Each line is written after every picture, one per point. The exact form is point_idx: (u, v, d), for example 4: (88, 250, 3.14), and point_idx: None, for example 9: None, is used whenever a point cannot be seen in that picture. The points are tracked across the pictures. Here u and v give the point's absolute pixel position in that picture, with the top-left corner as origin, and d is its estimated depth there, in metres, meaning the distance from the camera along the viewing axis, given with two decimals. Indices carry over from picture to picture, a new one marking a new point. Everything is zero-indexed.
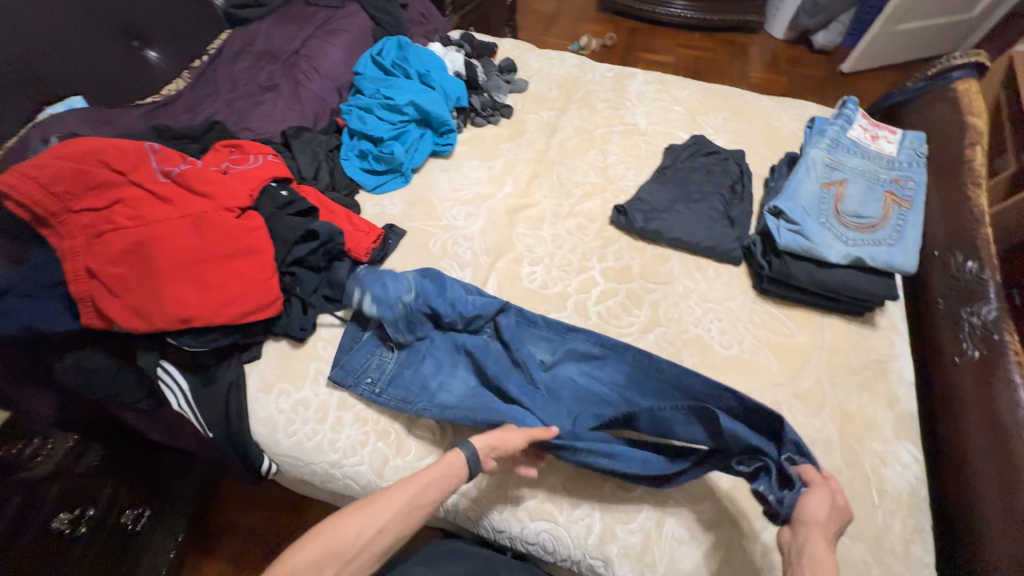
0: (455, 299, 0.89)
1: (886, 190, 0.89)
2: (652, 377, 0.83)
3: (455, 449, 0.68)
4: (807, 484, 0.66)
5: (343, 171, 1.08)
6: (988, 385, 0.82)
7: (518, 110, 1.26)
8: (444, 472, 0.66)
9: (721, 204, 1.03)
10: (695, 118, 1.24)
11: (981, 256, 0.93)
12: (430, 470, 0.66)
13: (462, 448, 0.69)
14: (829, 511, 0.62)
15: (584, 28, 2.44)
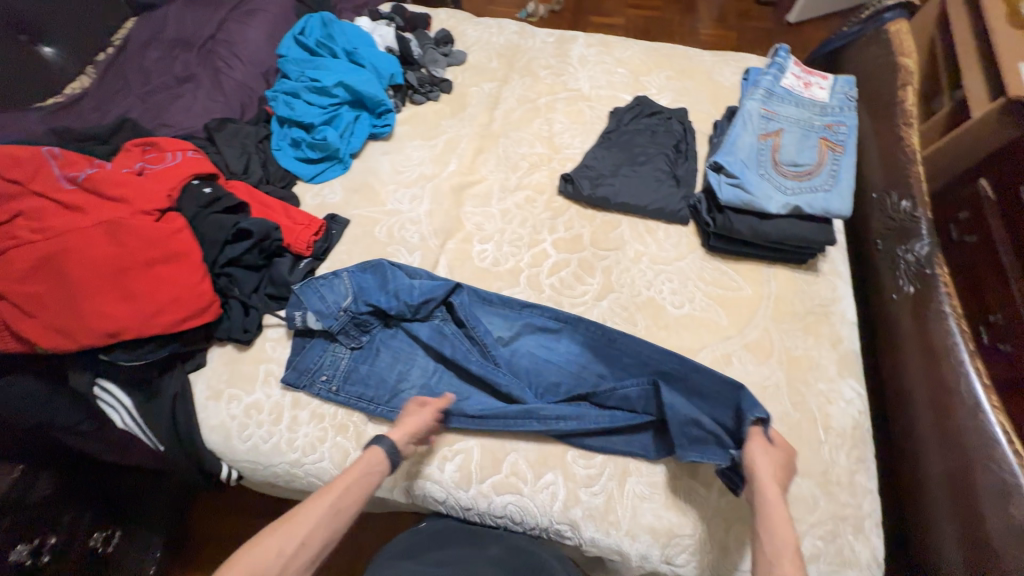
0: (401, 286, 0.87)
1: (820, 136, 0.90)
2: (606, 347, 0.85)
3: (371, 448, 0.68)
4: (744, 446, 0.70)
5: (276, 162, 1.03)
6: (923, 319, 0.86)
7: (458, 84, 1.22)
8: (367, 470, 0.66)
9: (667, 164, 1.03)
10: (638, 79, 1.22)
11: (914, 193, 0.96)
12: (351, 471, 0.65)
13: (379, 445, 0.69)
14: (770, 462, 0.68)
15: None
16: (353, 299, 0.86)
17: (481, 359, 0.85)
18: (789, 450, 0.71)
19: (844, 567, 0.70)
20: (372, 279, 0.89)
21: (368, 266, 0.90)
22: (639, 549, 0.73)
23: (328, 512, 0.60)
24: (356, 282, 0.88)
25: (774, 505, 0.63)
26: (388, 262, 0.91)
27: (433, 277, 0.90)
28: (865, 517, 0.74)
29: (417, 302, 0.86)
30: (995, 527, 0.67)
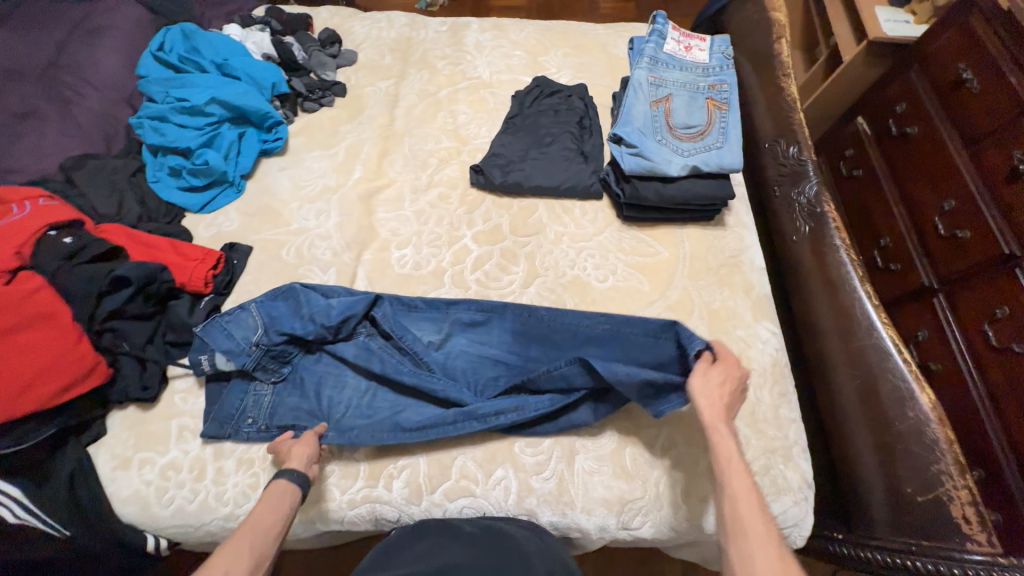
0: (319, 309, 0.82)
1: (706, 97, 0.94)
2: (535, 325, 0.85)
3: (273, 481, 0.65)
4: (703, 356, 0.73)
5: (156, 196, 0.93)
6: (821, 253, 0.92)
7: (352, 86, 1.15)
8: (275, 503, 0.62)
9: (573, 142, 1.04)
10: (536, 59, 1.21)
11: (799, 140, 1.03)
12: (258, 508, 0.61)
13: (281, 478, 0.65)
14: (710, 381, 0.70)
15: None
16: (264, 331, 0.80)
17: (415, 366, 0.83)
18: (741, 369, 0.72)
19: (781, 495, 0.76)
20: (283, 305, 0.83)
21: (277, 293, 0.84)
22: (596, 523, 0.74)
23: (243, 546, 0.55)
24: (266, 313, 0.82)
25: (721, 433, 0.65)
26: (299, 285, 0.86)
27: (351, 291, 0.86)
28: (793, 445, 0.79)
29: (336, 321, 0.82)
30: (900, 430, 0.74)
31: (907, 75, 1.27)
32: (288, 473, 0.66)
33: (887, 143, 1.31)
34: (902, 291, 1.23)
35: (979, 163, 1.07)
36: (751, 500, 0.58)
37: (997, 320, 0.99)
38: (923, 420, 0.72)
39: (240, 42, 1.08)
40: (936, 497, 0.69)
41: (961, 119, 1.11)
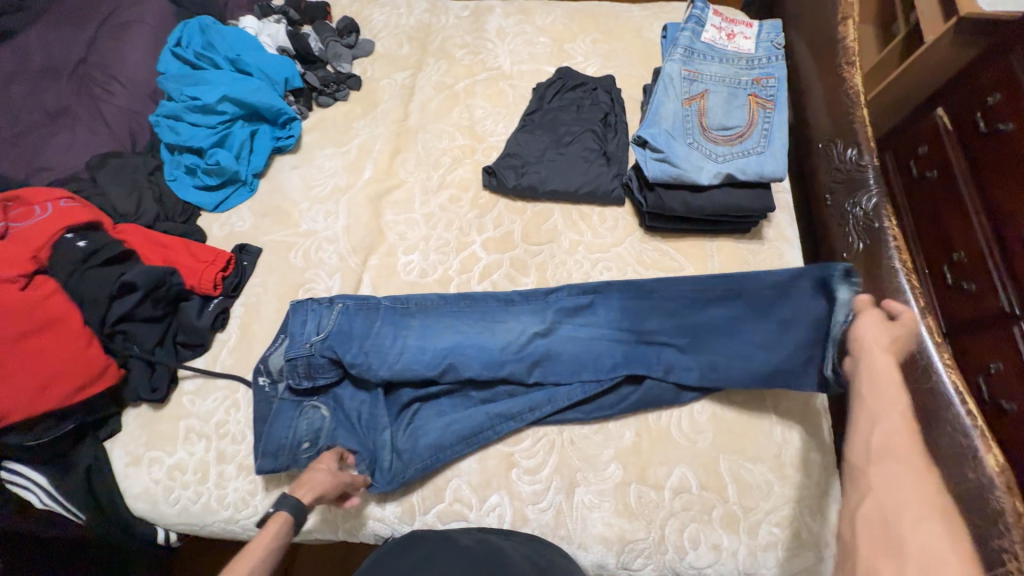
0: (395, 335, 0.80)
1: (748, 94, 0.83)
2: (642, 299, 0.82)
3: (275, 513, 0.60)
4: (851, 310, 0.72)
5: (173, 195, 0.94)
6: (876, 278, 0.80)
7: (367, 78, 1.11)
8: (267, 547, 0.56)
9: (595, 141, 0.95)
10: (562, 47, 1.11)
11: (860, 140, 0.88)
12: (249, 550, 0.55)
13: (282, 508, 0.61)
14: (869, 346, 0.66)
15: None
16: (328, 341, 0.78)
17: (445, 386, 0.80)
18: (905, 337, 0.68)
19: (802, 550, 0.68)
20: (357, 316, 0.81)
21: (356, 301, 0.83)
22: (593, 560, 0.70)
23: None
24: (336, 323, 0.80)
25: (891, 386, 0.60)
26: (385, 304, 0.83)
27: (429, 312, 0.83)
28: (823, 495, 0.71)
29: (395, 357, 0.78)
30: (954, 493, 0.64)
31: (1008, 57, 1.07)
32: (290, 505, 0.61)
33: (973, 141, 1.12)
34: (977, 317, 1.07)
35: None
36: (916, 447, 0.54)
37: None
38: (985, 486, 0.61)
39: (254, 36, 1.06)
40: None
41: None
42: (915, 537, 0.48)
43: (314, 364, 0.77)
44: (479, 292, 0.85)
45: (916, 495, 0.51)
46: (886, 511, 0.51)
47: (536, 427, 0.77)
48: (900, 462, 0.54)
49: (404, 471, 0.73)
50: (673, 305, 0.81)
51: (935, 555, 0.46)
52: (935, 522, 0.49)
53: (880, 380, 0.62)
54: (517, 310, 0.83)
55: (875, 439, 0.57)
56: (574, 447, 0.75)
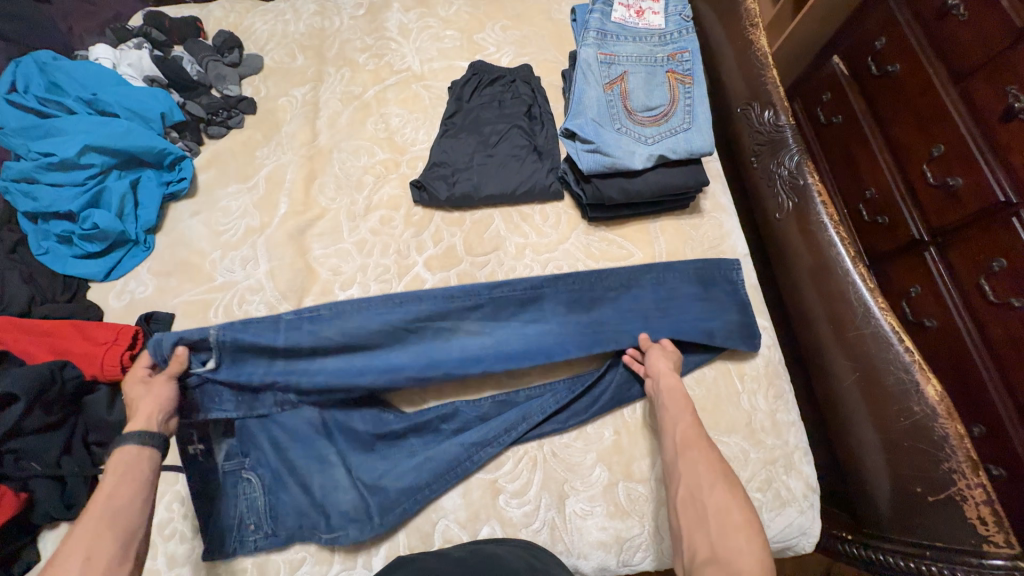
0: (310, 350, 0.73)
1: (666, 70, 0.82)
2: (582, 291, 0.82)
3: (119, 447, 0.61)
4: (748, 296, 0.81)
5: (48, 272, 0.79)
6: (810, 234, 0.84)
7: (263, 99, 0.99)
8: (121, 474, 0.59)
9: (523, 137, 0.91)
10: (471, 39, 1.05)
11: (774, 101, 0.92)
12: (101, 485, 0.58)
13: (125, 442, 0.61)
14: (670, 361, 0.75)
15: None
16: (223, 373, 0.71)
17: (406, 424, 0.74)
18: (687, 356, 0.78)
19: (785, 507, 0.71)
20: (252, 329, 0.72)
21: (246, 321, 0.72)
22: (594, 566, 0.70)
23: (103, 523, 0.54)
24: (228, 355, 0.71)
25: (672, 388, 0.71)
26: (289, 314, 0.75)
27: (340, 316, 0.75)
28: (793, 451, 0.74)
29: (313, 371, 0.73)
30: (905, 426, 0.70)
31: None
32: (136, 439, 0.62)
33: (870, 83, 1.20)
34: (894, 246, 1.15)
35: (971, 100, 0.97)
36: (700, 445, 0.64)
37: (993, 273, 0.94)
38: (929, 415, 0.67)
39: (111, 67, 0.91)
40: (948, 497, 0.65)
41: (949, 50, 1.01)
42: (716, 503, 0.58)
43: (210, 392, 0.72)
44: (410, 292, 0.79)
45: (707, 465, 0.62)
46: (692, 489, 0.61)
47: (516, 447, 0.74)
48: (698, 448, 0.64)
49: (379, 523, 0.69)
50: (619, 300, 0.81)
51: (731, 522, 0.56)
52: (724, 486, 0.60)
53: (672, 393, 0.70)
54: (454, 310, 0.79)
55: (675, 440, 0.67)
56: (557, 460, 0.73)
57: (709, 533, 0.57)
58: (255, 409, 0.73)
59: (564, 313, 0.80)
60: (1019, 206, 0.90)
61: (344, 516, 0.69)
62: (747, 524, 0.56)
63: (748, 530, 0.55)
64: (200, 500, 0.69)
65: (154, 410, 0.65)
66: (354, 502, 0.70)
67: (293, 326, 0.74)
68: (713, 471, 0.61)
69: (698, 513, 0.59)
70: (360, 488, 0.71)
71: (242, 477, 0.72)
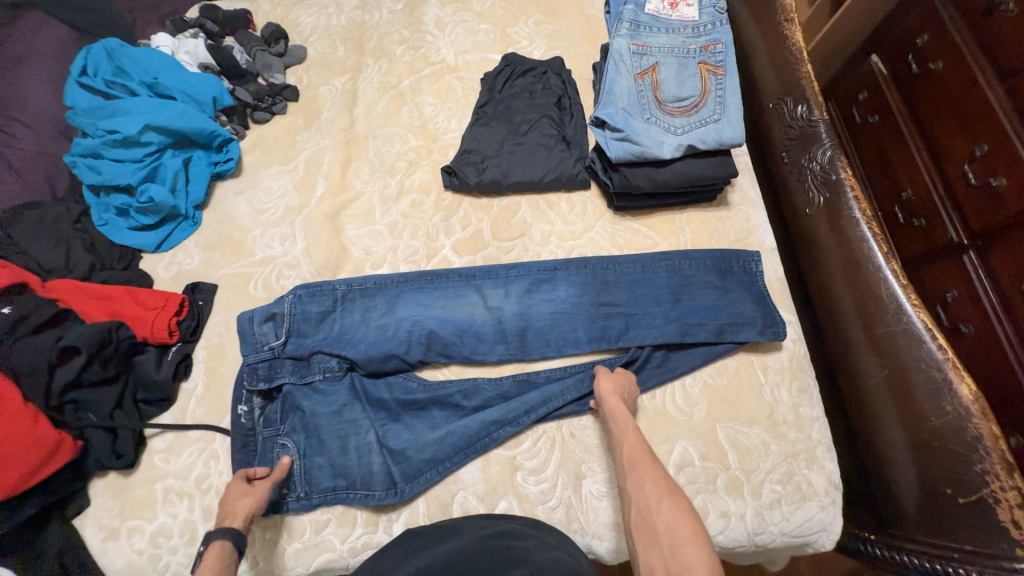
0: (360, 321, 0.82)
1: (697, 62, 0.83)
2: (598, 275, 0.84)
3: (212, 544, 0.60)
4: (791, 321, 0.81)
5: (107, 240, 0.85)
6: (840, 229, 0.83)
7: (305, 87, 1.04)
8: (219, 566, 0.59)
9: (552, 126, 0.93)
10: (505, 32, 1.07)
11: (808, 96, 0.91)
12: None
13: (214, 540, 0.61)
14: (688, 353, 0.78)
15: None
16: (279, 337, 0.78)
17: (429, 394, 0.77)
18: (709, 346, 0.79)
19: (805, 501, 0.71)
20: (312, 299, 0.82)
21: (309, 290, 0.82)
22: (609, 547, 0.70)
23: None
24: (287, 319, 0.80)
25: (620, 417, 0.68)
26: (343, 287, 0.83)
27: (387, 291, 0.84)
28: (817, 446, 0.73)
29: (360, 339, 0.80)
30: (936, 425, 0.68)
31: None
32: (223, 532, 0.61)
33: (909, 82, 1.17)
34: (930, 249, 1.12)
35: (1020, 100, 0.94)
36: (648, 464, 0.62)
37: None
38: (962, 415, 0.65)
39: (170, 54, 0.97)
40: (979, 499, 0.63)
41: (996, 49, 0.98)
42: (666, 520, 0.55)
43: (263, 357, 0.77)
44: (436, 271, 0.86)
45: (653, 482, 0.60)
46: (642, 510, 0.58)
47: (535, 426, 0.76)
48: (645, 467, 0.62)
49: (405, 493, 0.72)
50: (636, 285, 0.83)
51: (679, 537, 0.53)
52: (670, 499, 0.57)
53: (615, 417, 0.69)
54: (479, 285, 0.85)
55: (622, 456, 0.64)
56: (575, 441, 0.75)
57: (663, 552, 0.53)
58: (305, 376, 0.78)
59: (578, 295, 0.83)
60: None
61: (372, 480, 0.73)
62: (695, 535, 0.53)
63: (696, 541, 0.52)
64: (237, 459, 0.73)
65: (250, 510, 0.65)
66: (380, 466, 0.74)
67: (350, 298, 0.83)
68: (658, 488, 0.59)
69: (649, 534, 0.56)
70: (386, 454, 0.74)
71: (273, 437, 0.75)
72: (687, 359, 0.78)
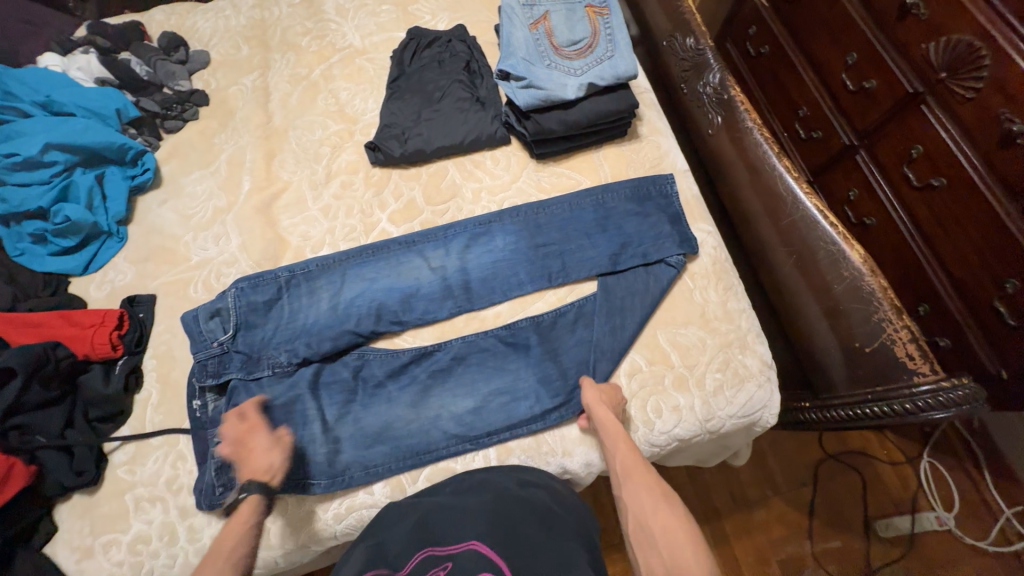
0: (311, 302, 0.83)
1: (584, 6, 0.89)
2: (531, 222, 0.89)
3: (245, 499, 0.67)
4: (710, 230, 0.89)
5: (26, 270, 0.82)
6: (739, 140, 0.91)
7: (214, 90, 1.04)
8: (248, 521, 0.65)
9: (465, 90, 0.96)
10: (407, 10, 1.10)
11: (694, 29, 1.01)
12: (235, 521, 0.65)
13: (251, 490, 0.67)
14: (628, 276, 0.84)
15: None
16: (232, 334, 0.79)
17: (390, 360, 0.80)
18: (643, 265, 0.84)
19: (744, 384, 0.78)
20: (256, 290, 0.82)
21: (250, 282, 0.83)
22: (581, 461, 0.76)
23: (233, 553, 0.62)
24: (236, 314, 0.80)
25: (608, 421, 0.69)
26: (286, 273, 0.84)
27: (330, 270, 0.86)
28: (746, 334, 0.81)
29: (312, 321, 0.82)
30: (840, 291, 0.77)
31: None
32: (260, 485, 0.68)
33: (785, 10, 1.28)
34: (829, 156, 1.23)
35: (874, 8, 1.05)
36: (640, 473, 0.65)
37: (914, 160, 1.02)
38: (857, 276, 0.75)
39: (61, 73, 0.94)
40: (881, 344, 0.73)
41: None
42: (661, 525, 0.59)
43: (219, 357, 0.78)
44: (377, 242, 0.89)
45: (649, 491, 0.63)
46: (640, 517, 0.61)
47: (495, 367, 0.80)
48: (643, 477, 0.64)
49: (377, 465, 0.74)
50: (567, 225, 0.88)
51: (677, 536, 0.58)
52: (668, 506, 0.61)
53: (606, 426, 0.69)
54: (420, 250, 0.88)
55: (619, 468, 0.66)
56: (533, 372, 0.80)
57: (662, 555, 0.57)
58: (253, 372, 0.78)
59: (514, 242, 0.88)
60: (926, 93, 0.98)
61: (324, 469, 0.73)
62: (691, 534, 0.58)
63: (694, 547, 0.57)
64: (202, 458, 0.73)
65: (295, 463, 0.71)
66: (351, 433, 0.76)
67: (296, 283, 0.84)
68: (655, 496, 0.62)
69: (647, 540, 0.59)
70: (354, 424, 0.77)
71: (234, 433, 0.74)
72: (623, 281, 0.84)
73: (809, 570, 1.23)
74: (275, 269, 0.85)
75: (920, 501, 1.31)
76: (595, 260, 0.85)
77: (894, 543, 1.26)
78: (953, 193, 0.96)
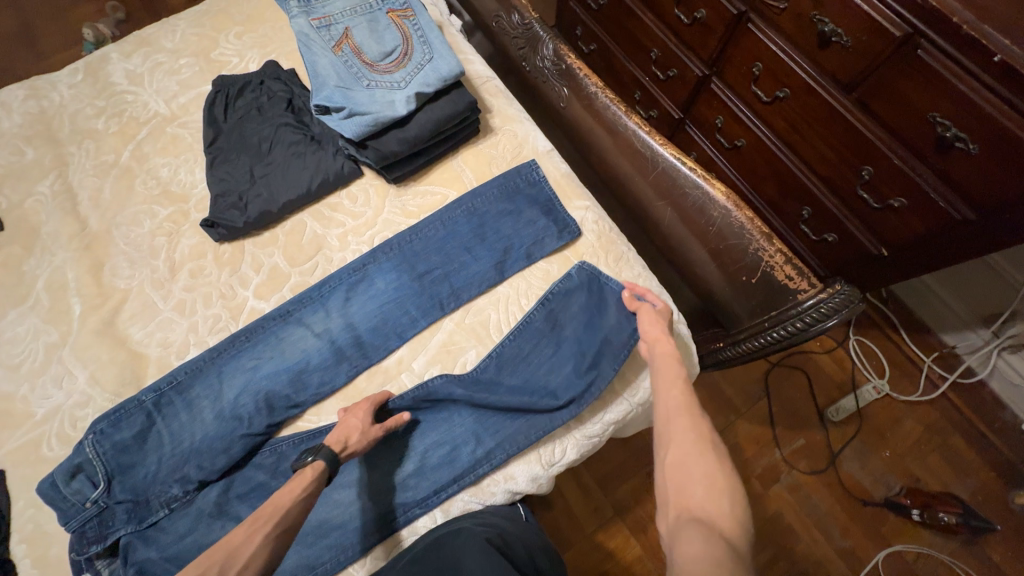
0: (191, 416, 0.74)
1: (386, 15, 0.86)
2: (406, 251, 0.83)
3: (313, 461, 0.65)
4: (587, 205, 0.87)
5: None
6: (591, 108, 0.90)
7: (5, 209, 0.88)
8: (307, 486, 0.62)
9: (295, 132, 0.88)
10: (210, 59, 0.99)
11: (516, 6, 0.99)
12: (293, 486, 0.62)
13: (319, 456, 0.65)
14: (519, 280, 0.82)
15: (77, 15, 1.55)
16: (107, 486, 0.69)
17: (298, 449, 0.73)
18: (532, 263, 0.82)
19: None
20: (120, 426, 0.72)
21: (109, 420, 0.71)
22: (525, 479, 0.73)
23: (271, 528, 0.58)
24: (104, 462, 0.69)
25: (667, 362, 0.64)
26: (151, 396, 0.74)
27: (203, 373, 0.77)
28: None
29: (198, 437, 0.73)
30: (717, 232, 0.78)
31: None
32: (328, 453, 0.65)
33: None
34: (688, 90, 1.25)
35: None
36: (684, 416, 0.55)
37: (758, 77, 1.05)
38: (726, 215, 0.78)
39: None
40: (763, 273, 0.76)
41: None
42: (703, 469, 0.49)
43: (99, 517, 0.68)
44: (249, 325, 0.80)
45: (695, 436, 0.53)
46: (676, 457, 0.51)
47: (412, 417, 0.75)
48: (692, 422, 0.54)
49: (324, 562, 0.68)
50: (443, 244, 0.83)
51: (717, 486, 0.47)
52: (714, 454, 0.51)
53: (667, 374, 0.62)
54: (299, 318, 0.80)
55: (661, 411, 0.58)
56: (451, 408, 0.76)
57: (698, 500, 0.47)
58: (145, 518, 0.69)
59: (396, 279, 0.82)
60: (749, 13, 1.00)
61: None
62: (731, 489, 0.47)
63: (731, 498, 0.47)
64: None
65: (343, 436, 0.67)
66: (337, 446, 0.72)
67: (168, 401, 0.75)
68: (703, 441, 0.52)
69: (679, 476, 0.50)
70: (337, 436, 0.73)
71: None
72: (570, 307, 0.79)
73: (784, 476, 1.30)
74: (135, 395, 0.74)
75: (858, 377, 1.41)
76: (484, 270, 0.81)
77: (846, 423, 1.36)
78: (799, 101, 1.00)
